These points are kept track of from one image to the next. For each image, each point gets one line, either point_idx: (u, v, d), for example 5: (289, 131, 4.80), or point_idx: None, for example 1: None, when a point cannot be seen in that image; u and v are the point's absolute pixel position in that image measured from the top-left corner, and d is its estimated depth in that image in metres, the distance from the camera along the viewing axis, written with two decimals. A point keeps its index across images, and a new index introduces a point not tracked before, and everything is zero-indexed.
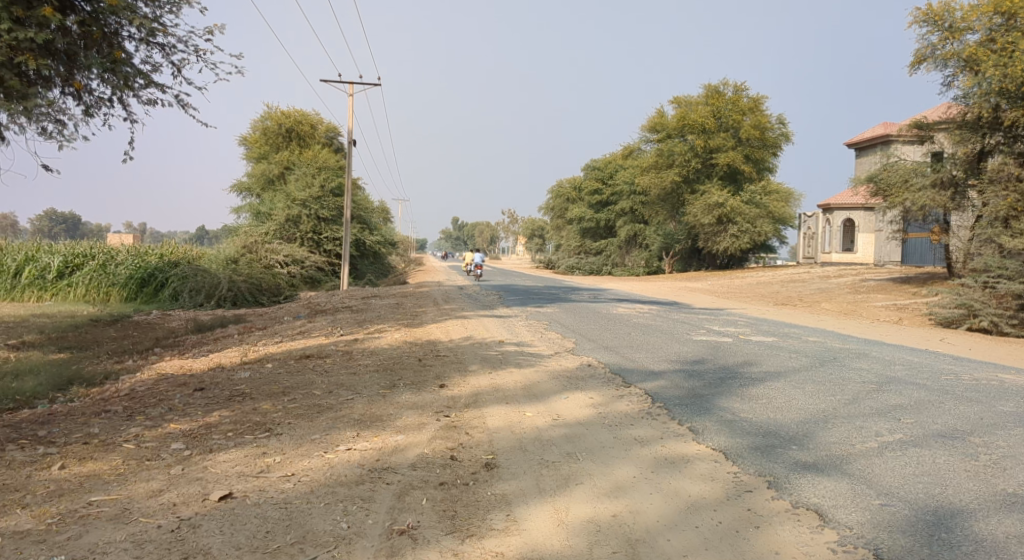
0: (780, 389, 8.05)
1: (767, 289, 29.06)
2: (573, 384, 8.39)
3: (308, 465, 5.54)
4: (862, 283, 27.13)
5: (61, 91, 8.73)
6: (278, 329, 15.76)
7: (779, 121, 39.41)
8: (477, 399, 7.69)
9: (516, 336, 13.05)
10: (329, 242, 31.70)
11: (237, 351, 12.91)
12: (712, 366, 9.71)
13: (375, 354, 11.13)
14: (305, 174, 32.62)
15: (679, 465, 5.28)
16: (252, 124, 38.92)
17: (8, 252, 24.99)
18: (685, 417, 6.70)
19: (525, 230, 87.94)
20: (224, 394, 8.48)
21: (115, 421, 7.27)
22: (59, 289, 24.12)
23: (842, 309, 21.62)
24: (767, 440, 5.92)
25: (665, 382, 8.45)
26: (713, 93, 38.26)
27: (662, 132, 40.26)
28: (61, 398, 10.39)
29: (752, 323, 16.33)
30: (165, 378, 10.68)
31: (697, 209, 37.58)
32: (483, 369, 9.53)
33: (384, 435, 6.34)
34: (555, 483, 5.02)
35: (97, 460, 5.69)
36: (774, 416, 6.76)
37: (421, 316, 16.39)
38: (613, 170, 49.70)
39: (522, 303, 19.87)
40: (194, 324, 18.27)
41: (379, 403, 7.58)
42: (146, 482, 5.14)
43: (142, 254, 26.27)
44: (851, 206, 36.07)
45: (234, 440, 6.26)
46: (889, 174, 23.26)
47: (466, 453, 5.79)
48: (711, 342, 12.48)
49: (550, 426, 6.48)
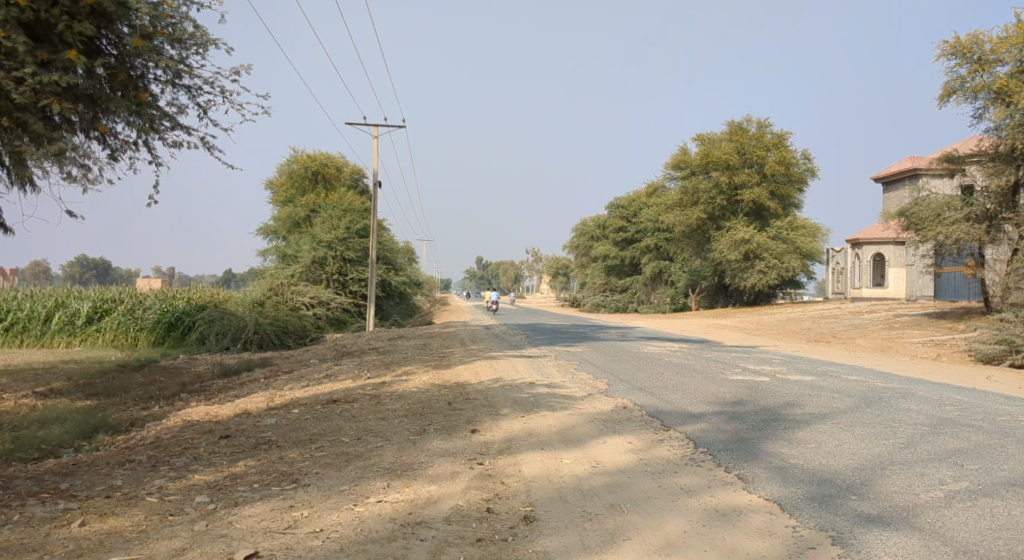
0: (828, 432, 7.63)
1: (798, 326, 28.44)
2: (610, 428, 8.05)
3: (337, 520, 5.27)
4: (896, 319, 26.48)
5: (89, 136, 8.77)
6: (304, 372, 15.60)
7: (805, 157, 38.99)
8: (510, 444, 7.38)
9: (546, 377, 12.72)
10: (355, 283, 31.69)
11: (264, 396, 12.75)
12: (753, 407, 9.30)
13: (403, 397, 10.88)
14: (330, 217, 32.79)
15: (732, 519, 4.92)
16: (279, 168, 39.43)
17: (38, 299, 25.25)
18: (732, 464, 6.34)
19: (549, 268, 87.86)
20: (251, 441, 8.28)
21: (140, 473, 7.10)
22: (87, 334, 24.26)
23: (879, 345, 21.01)
24: (823, 489, 5.51)
25: (706, 425, 8.08)
26: (736, 130, 38.15)
27: (686, 168, 40.13)
28: (85, 448, 10.28)
29: (788, 361, 15.79)
30: (190, 425, 10.52)
31: (723, 245, 37.18)
32: (515, 412, 9.21)
33: (415, 486, 6.05)
34: (600, 539, 4.69)
35: (119, 515, 5.51)
36: (827, 462, 6.36)
37: (448, 357, 16.13)
38: (637, 208, 49.55)
39: (550, 342, 19.52)
40: (220, 369, 18.20)
41: (409, 450, 7.31)
42: (169, 541, 4.97)
43: (169, 298, 26.44)
44: (881, 241, 35.40)
45: (260, 492, 6.05)
46: (920, 208, 22.57)
47: (503, 505, 5.48)
48: (748, 381, 12.02)
49: (590, 475, 6.15)
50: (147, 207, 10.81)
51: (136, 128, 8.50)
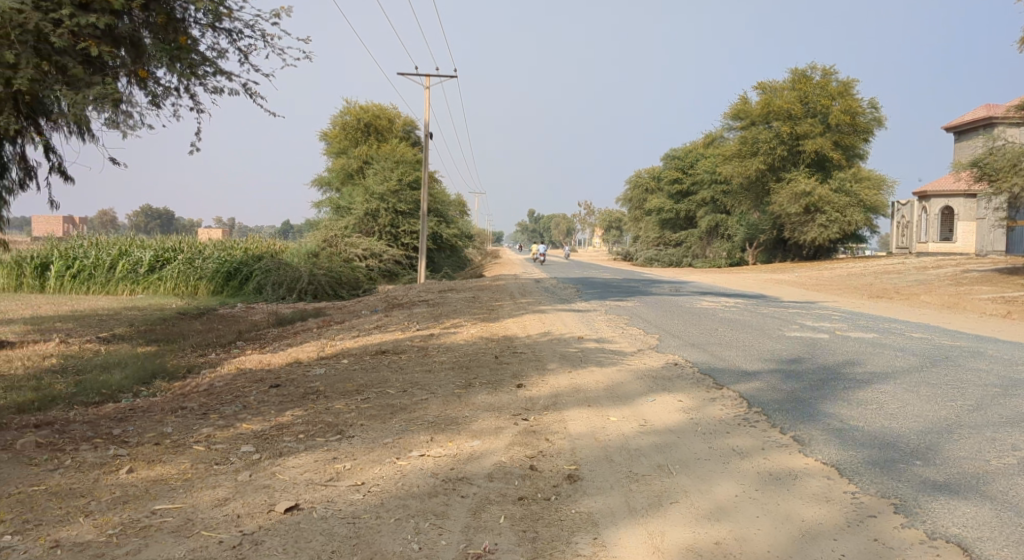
0: (891, 393, 7.25)
1: (859, 281, 27.47)
2: (660, 385, 7.83)
3: (380, 474, 5.20)
4: (965, 274, 25.30)
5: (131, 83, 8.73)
6: (356, 323, 15.73)
7: (871, 106, 37.14)
8: (557, 401, 7.23)
9: (596, 331, 12.52)
10: (407, 236, 31.78)
11: (315, 346, 12.88)
12: (811, 365, 8.94)
13: (450, 349, 10.84)
14: (383, 169, 32.79)
15: (787, 483, 4.66)
16: (332, 119, 39.50)
17: (103, 247, 26.00)
18: (788, 425, 6.06)
19: (602, 222, 87.03)
20: (299, 391, 8.33)
21: (190, 420, 7.19)
22: (149, 282, 24.97)
23: (945, 302, 20.11)
24: (885, 453, 5.20)
25: (760, 384, 7.78)
26: (800, 77, 36.58)
27: (745, 118, 38.76)
28: (143, 393, 10.55)
29: (847, 318, 15.22)
30: (243, 373, 10.69)
31: (782, 197, 36.03)
32: (563, 367, 9.06)
33: (459, 440, 5.95)
34: (646, 502, 4.50)
35: (165, 463, 5.56)
36: (890, 425, 6.01)
37: (498, 310, 16.03)
38: (693, 160, 48.17)
39: (601, 296, 19.25)
40: (275, 318, 18.51)
41: (454, 403, 7.23)
42: (213, 490, 4.98)
43: (227, 248, 26.94)
44: (951, 193, 33.77)
45: (304, 443, 6.03)
46: (996, 158, 21.33)
47: (547, 463, 5.34)
48: (805, 338, 11.60)
49: (637, 434, 5.95)
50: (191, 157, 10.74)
51: (177, 73, 8.39)
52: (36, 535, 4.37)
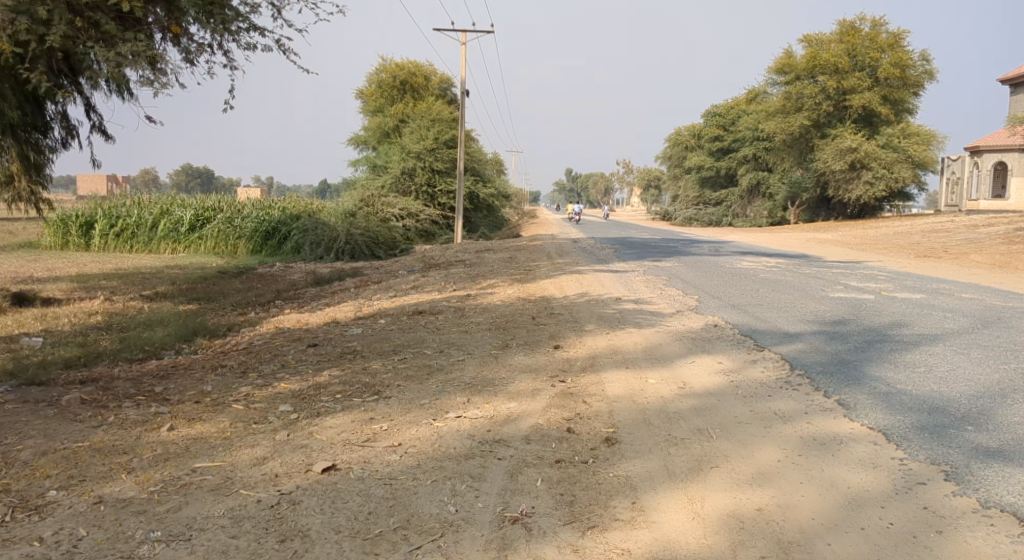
0: (941, 355, 7.02)
1: (906, 240, 26.68)
2: (699, 347, 7.69)
3: (416, 435, 5.19)
4: (1017, 232, 24.39)
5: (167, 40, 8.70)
6: (392, 283, 15.78)
7: (922, 59, 35.63)
8: (594, 362, 7.15)
9: (633, 292, 12.37)
10: (443, 195, 31.69)
11: (352, 305, 12.97)
12: (856, 327, 8.69)
13: (487, 310, 10.80)
14: (419, 127, 32.64)
15: (832, 449, 4.53)
16: (368, 77, 39.31)
17: (146, 206, 26.47)
18: (832, 388, 5.89)
19: (640, 180, 85.90)
20: (336, 350, 8.39)
21: (229, 379, 7.28)
22: (191, 241, 25.37)
23: (995, 261, 19.44)
24: (935, 418, 5.01)
25: (803, 346, 7.58)
26: (848, 29, 35.25)
27: (790, 72, 37.56)
28: (186, 350, 10.75)
29: (894, 278, 14.79)
30: (282, 332, 10.81)
31: (827, 153, 35.04)
32: (600, 328, 8.96)
33: (495, 402, 5.92)
34: (685, 467, 4.41)
35: (205, 421, 5.63)
36: (940, 389, 5.80)
37: (535, 270, 15.94)
38: (735, 116, 47.00)
39: (638, 256, 19.00)
40: (313, 277, 18.68)
41: (491, 364, 7.19)
42: (252, 449, 5.02)
43: (265, 207, 27.20)
44: (1006, 148, 32.46)
45: (342, 403, 6.05)
46: None
47: (584, 425, 5.27)
48: (850, 299, 11.29)
49: (676, 397, 5.84)
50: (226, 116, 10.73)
51: (210, 29, 8.32)
52: (81, 491, 4.46)
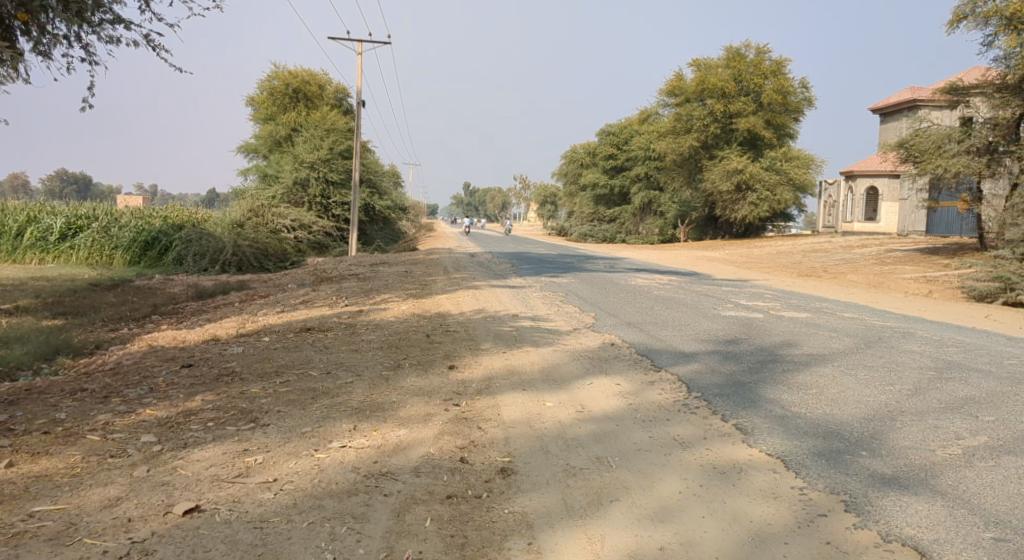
0: (830, 377, 7.16)
1: (788, 259, 27.95)
2: (597, 367, 7.56)
3: (295, 468, 4.73)
4: (887, 253, 26.05)
5: (13, 27, 7.79)
6: (280, 297, 14.99)
7: (802, 87, 37.72)
8: (490, 384, 6.86)
9: (531, 309, 12.20)
10: (338, 207, 30.79)
11: (235, 321, 12.18)
12: (748, 346, 8.81)
13: (379, 327, 10.34)
14: (313, 136, 31.62)
15: (733, 478, 4.42)
16: (259, 83, 37.84)
17: (9, 212, 24.30)
18: (728, 412, 5.85)
19: (537, 196, 86.93)
20: (213, 372, 7.73)
21: (87, 405, 6.50)
22: (61, 251, 23.45)
23: (869, 280, 20.57)
24: (830, 444, 5.01)
25: (700, 366, 7.59)
26: (734, 56, 36.83)
27: (681, 96, 38.93)
28: (45, 370, 9.73)
29: (780, 296, 15.33)
30: (154, 351, 9.95)
31: (715, 175, 36.45)
32: (496, 347, 8.70)
33: (384, 429, 5.52)
34: (584, 500, 4.19)
35: (52, 455, 4.93)
36: (832, 412, 5.87)
37: (431, 285, 15.54)
38: (628, 136, 48.25)
39: (536, 272, 18.91)
40: (195, 290, 17.56)
41: (381, 387, 6.77)
42: (102, 489, 4.38)
43: (145, 217, 25.55)
44: (876, 173, 34.69)
45: (213, 433, 5.47)
46: (922, 141, 21.86)
47: (478, 455, 4.97)
48: (741, 318, 11.55)
49: (575, 422, 5.63)
50: (83, 113, 9.85)
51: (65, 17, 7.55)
52: None
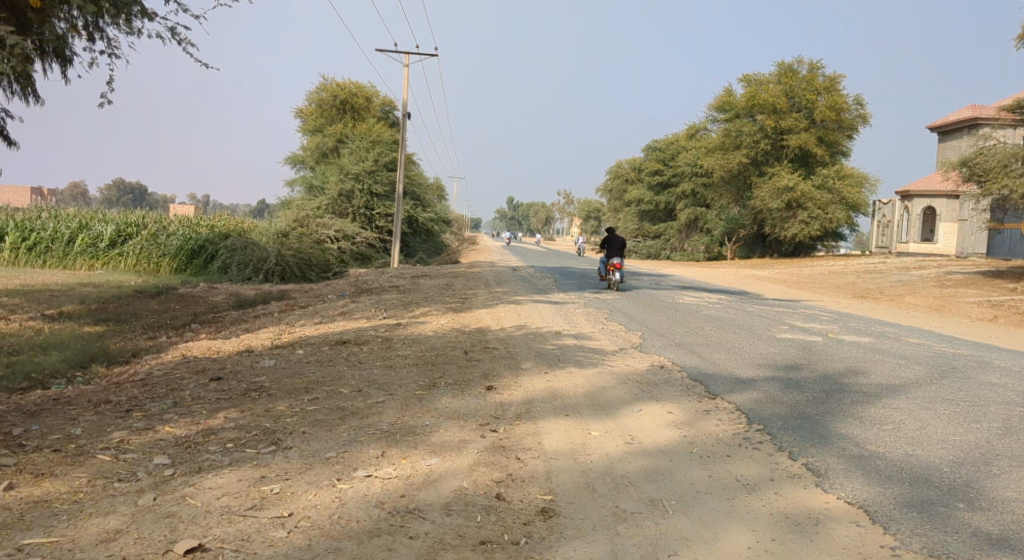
0: (907, 411, 6.48)
1: (842, 280, 26.85)
2: (646, 393, 6.99)
3: (314, 501, 4.28)
4: (947, 276, 24.85)
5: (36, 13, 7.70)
6: (319, 308, 14.70)
7: (857, 103, 36.50)
8: (530, 408, 6.36)
9: (574, 326, 11.64)
10: (381, 219, 30.72)
11: (271, 332, 11.91)
12: (810, 373, 8.14)
13: (417, 342, 9.91)
14: (359, 147, 31.62)
15: (809, 531, 3.85)
16: (308, 95, 38.23)
17: (62, 219, 24.68)
18: (797, 449, 5.24)
19: (581, 212, 86.48)
20: (241, 386, 7.37)
21: (105, 420, 6.17)
22: (110, 258, 23.69)
23: (930, 303, 19.55)
24: (920, 491, 4.38)
25: (759, 395, 6.95)
26: (786, 71, 35.89)
27: (730, 111, 38.08)
28: (78, 379, 9.54)
29: (838, 319, 14.50)
30: (187, 362, 9.69)
31: (765, 192, 35.42)
32: (538, 367, 8.17)
33: (414, 457, 5.04)
34: (636, 554, 3.68)
35: (56, 478, 4.57)
36: (916, 453, 5.20)
37: (471, 299, 15.11)
38: (675, 151, 47.34)
39: (579, 288, 18.33)
40: (235, 299, 17.44)
41: (413, 409, 6.30)
42: (103, 519, 4.01)
43: (193, 225, 25.72)
44: (934, 193, 33.30)
45: (231, 456, 5.06)
46: (986, 159, 20.74)
47: (516, 491, 4.47)
48: (798, 341, 10.81)
49: (625, 456, 5.08)
50: (100, 108, 9.73)
51: (93, 13, 7.45)
52: None
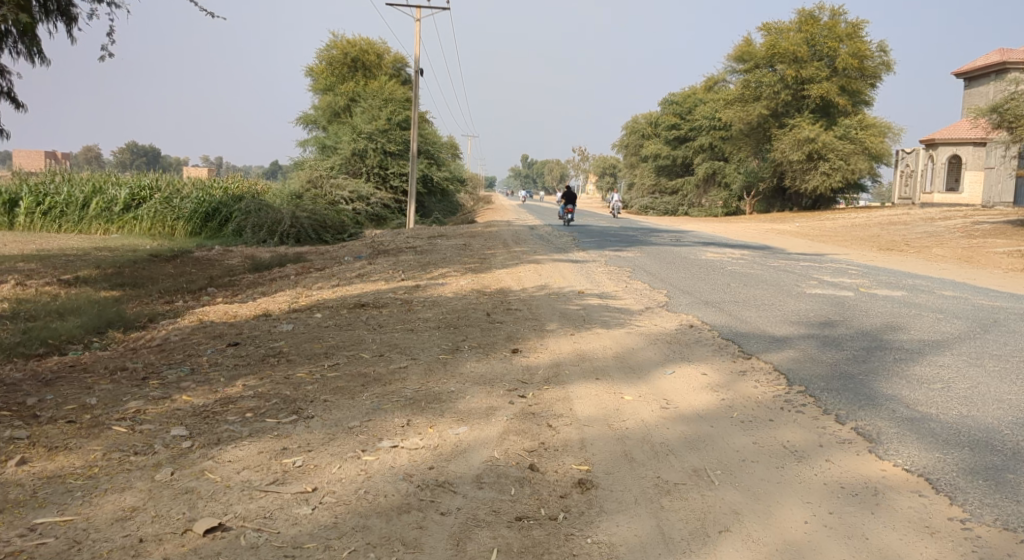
0: (955, 368, 6.16)
1: (866, 232, 26.24)
2: (678, 353, 6.72)
3: (339, 475, 4.06)
4: (975, 226, 24.19)
5: None
6: (336, 270, 14.48)
7: (881, 50, 35.36)
8: (558, 371, 6.11)
9: (597, 285, 11.35)
10: (396, 178, 30.33)
11: (289, 295, 11.70)
12: (847, 330, 7.80)
13: (437, 304, 9.67)
14: (371, 106, 31.15)
15: (869, 503, 3.62)
16: (317, 54, 37.63)
17: (76, 184, 24.55)
18: (845, 411, 4.96)
19: (596, 168, 85.48)
20: (259, 352, 7.17)
21: (121, 388, 5.99)
22: (125, 221, 23.52)
23: (958, 255, 19.02)
24: (985, 456, 4.11)
25: (796, 354, 6.65)
26: (807, 18, 34.80)
27: (750, 61, 37.06)
28: (95, 345, 9.40)
29: (866, 272, 14.10)
30: (203, 326, 9.50)
31: (785, 143, 34.60)
32: (564, 327, 7.92)
33: (441, 426, 4.81)
34: (684, 530, 3.46)
35: (71, 451, 4.38)
36: (971, 414, 4.91)
37: (490, 258, 14.83)
38: (692, 104, 46.38)
39: (599, 245, 18.00)
40: (252, 262, 17.26)
41: (438, 374, 6.07)
42: (118, 495, 3.82)
43: (207, 187, 25.48)
44: (959, 140, 32.37)
45: (251, 426, 4.85)
46: (1017, 104, 19.96)
47: (550, 461, 4.24)
48: (830, 296, 10.46)
49: (662, 421, 4.83)
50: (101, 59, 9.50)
51: None
52: None
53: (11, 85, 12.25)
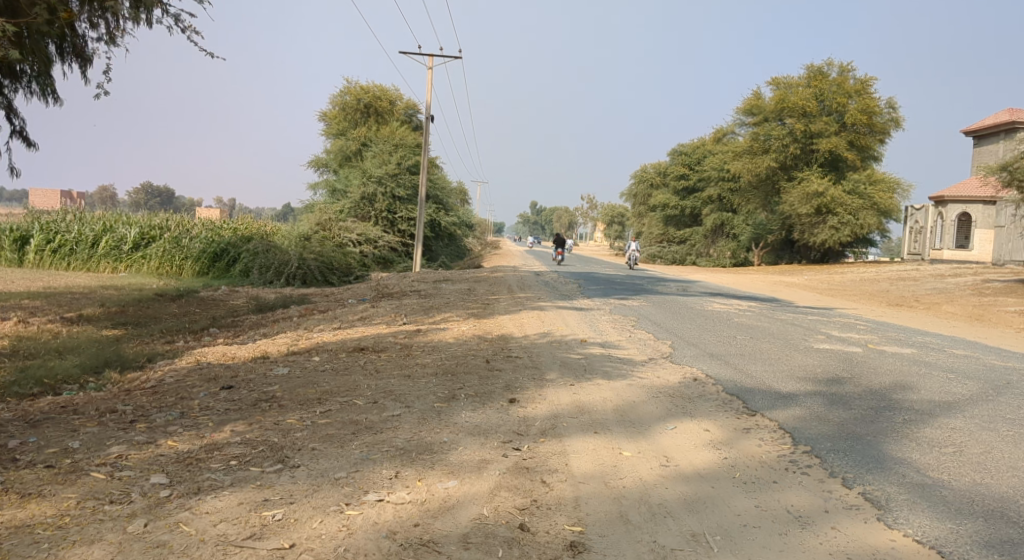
0: (969, 432, 5.93)
1: (875, 287, 26.00)
2: (680, 408, 6.52)
3: (319, 530, 3.89)
4: (986, 283, 23.96)
5: None
6: (339, 313, 14.36)
7: (890, 107, 35.59)
8: (556, 423, 5.93)
9: (600, 334, 11.18)
10: (404, 222, 30.45)
11: (290, 337, 11.58)
12: (855, 388, 7.58)
13: (437, 350, 9.51)
14: (382, 151, 31.45)
15: None
16: (331, 99, 38.23)
17: (87, 222, 24.70)
18: (853, 475, 4.75)
19: (604, 217, 85.72)
20: (252, 396, 7.01)
21: (106, 432, 5.83)
22: (133, 260, 23.56)
23: (969, 313, 18.75)
24: (1001, 529, 3.90)
25: (803, 412, 6.43)
26: (816, 74, 35.18)
27: (759, 114, 37.35)
28: (90, 385, 9.26)
29: (876, 328, 13.88)
30: (199, 368, 9.36)
31: (794, 197, 34.60)
32: (564, 378, 7.73)
33: (431, 479, 4.63)
34: None
35: (44, 499, 4.22)
36: (985, 481, 4.69)
37: (495, 305, 14.70)
38: (701, 155, 46.68)
39: (605, 294, 17.84)
40: (256, 303, 17.18)
41: (431, 423, 5.89)
42: (86, 549, 3.66)
43: (216, 228, 25.59)
44: (969, 198, 32.44)
45: (233, 475, 4.67)
46: None
47: (542, 520, 4.05)
48: (838, 352, 10.24)
49: (660, 480, 4.63)
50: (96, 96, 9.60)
51: None
52: None
53: (23, 124, 12.37)
